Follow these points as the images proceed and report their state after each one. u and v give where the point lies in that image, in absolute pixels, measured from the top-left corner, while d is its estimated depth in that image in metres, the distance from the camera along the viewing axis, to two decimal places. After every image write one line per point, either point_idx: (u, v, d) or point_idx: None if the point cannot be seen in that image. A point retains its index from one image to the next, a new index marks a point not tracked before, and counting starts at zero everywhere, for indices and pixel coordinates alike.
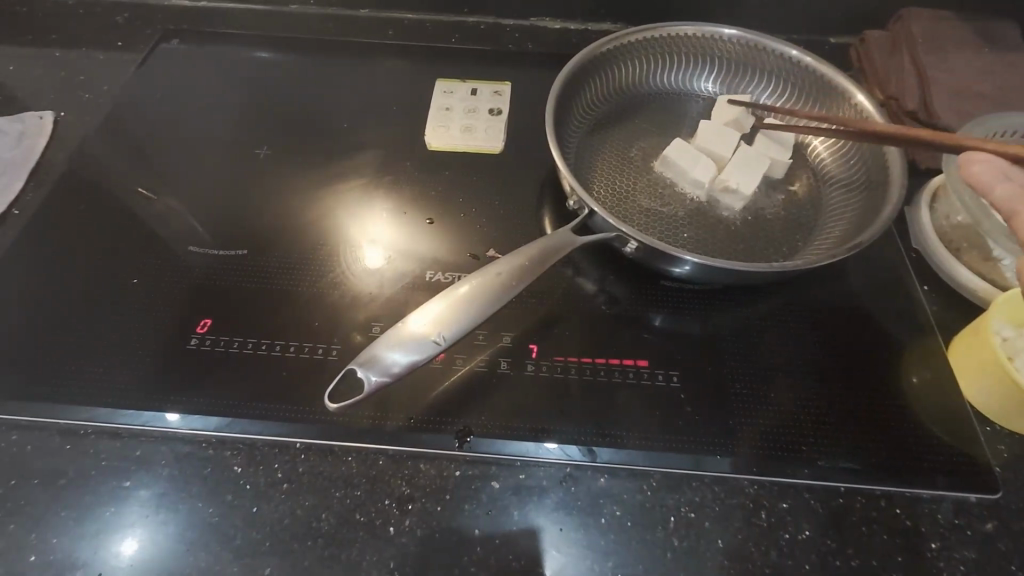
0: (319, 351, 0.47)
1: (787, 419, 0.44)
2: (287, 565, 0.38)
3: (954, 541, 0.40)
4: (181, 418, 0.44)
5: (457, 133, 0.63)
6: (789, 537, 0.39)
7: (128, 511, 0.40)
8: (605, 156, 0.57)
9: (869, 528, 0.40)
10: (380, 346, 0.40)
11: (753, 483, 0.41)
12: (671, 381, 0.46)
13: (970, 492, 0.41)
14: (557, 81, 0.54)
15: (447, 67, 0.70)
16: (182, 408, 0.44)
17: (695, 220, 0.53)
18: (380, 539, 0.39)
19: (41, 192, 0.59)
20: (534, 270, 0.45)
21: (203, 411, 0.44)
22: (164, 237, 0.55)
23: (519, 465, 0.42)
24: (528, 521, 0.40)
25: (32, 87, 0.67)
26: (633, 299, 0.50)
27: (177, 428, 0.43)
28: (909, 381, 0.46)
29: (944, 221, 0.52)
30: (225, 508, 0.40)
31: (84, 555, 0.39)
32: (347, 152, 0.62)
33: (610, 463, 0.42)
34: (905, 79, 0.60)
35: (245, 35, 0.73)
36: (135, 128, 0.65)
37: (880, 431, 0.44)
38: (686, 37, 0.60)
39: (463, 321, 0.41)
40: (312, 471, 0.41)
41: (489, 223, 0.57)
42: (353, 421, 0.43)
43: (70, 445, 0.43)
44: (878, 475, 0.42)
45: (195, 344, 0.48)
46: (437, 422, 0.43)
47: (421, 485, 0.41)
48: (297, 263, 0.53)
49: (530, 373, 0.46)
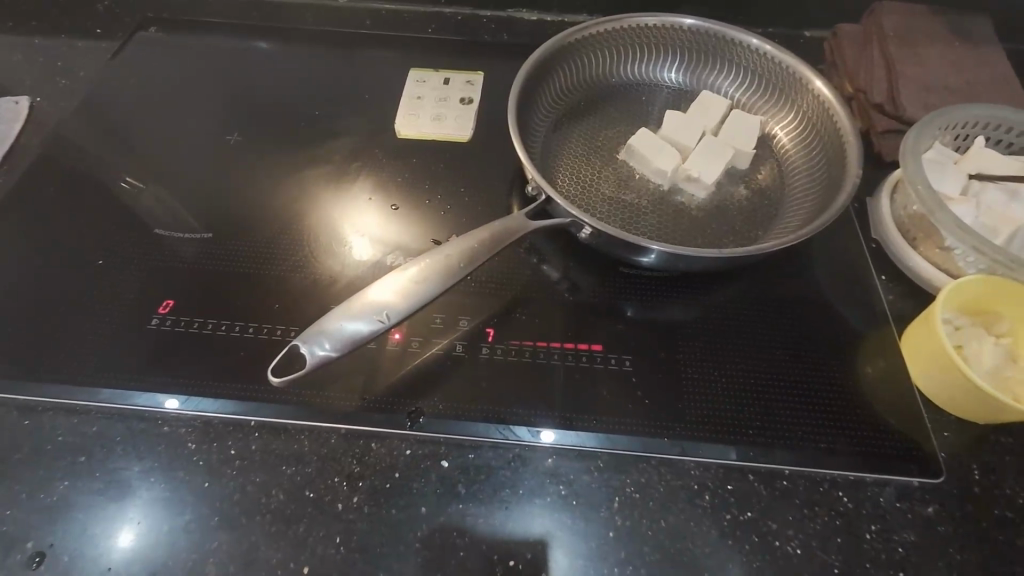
0: (278, 332, 0.48)
1: (736, 403, 0.44)
2: (237, 539, 0.39)
3: (895, 524, 0.40)
4: (182, 402, 0.44)
5: (427, 121, 0.64)
6: (731, 518, 0.40)
7: (84, 485, 0.41)
8: (571, 145, 0.58)
9: (811, 510, 0.40)
10: (328, 322, 0.40)
11: (698, 465, 0.42)
12: (623, 365, 0.46)
13: (913, 477, 0.42)
14: (522, 71, 0.55)
15: (422, 57, 0.70)
16: (182, 395, 0.44)
17: (656, 209, 0.53)
18: (328, 516, 0.40)
19: (13, 175, 0.59)
20: (487, 253, 0.45)
21: (199, 392, 0.44)
22: (131, 220, 0.56)
23: (468, 446, 0.42)
24: (475, 500, 0.40)
25: (10, 72, 0.68)
26: (591, 284, 0.51)
27: (178, 412, 0.44)
28: (861, 369, 0.47)
29: (902, 211, 0.52)
30: (178, 483, 0.41)
31: (38, 526, 0.39)
32: (318, 139, 0.63)
33: (558, 444, 0.42)
34: (872, 71, 0.60)
35: (225, 25, 0.74)
36: (109, 113, 0.65)
37: (828, 416, 0.44)
38: (652, 28, 0.61)
39: (413, 299, 0.42)
40: (265, 448, 0.42)
41: (454, 210, 0.57)
42: (308, 400, 0.43)
43: (29, 421, 0.44)
44: (822, 458, 0.42)
45: (156, 324, 0.48)
46: (389, 402, 0.44)
47: (370, 464, 0.41)
48: (263, 247, 0.54)
49: (485, 356, 0.46)
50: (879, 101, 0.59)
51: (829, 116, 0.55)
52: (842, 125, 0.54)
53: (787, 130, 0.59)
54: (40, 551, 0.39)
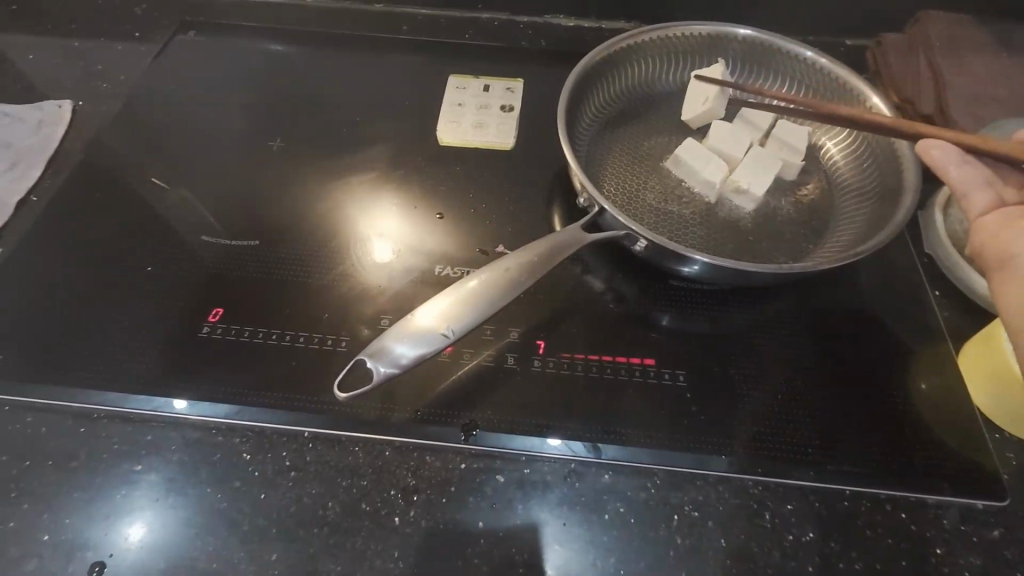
0: (328, 342, 0.48)
1: (793, 420, 0.44)
2: (295, 551, 0.39)
3: (961, 547, 0.39)
4: (189, 404, 0.44)
5: (468, 128, 0.63)
6: (792, 539, 0.39)
7: (140, 494, 0.41)
8: (617, 154, 0.57)
9: (874, 532, 0.40)
10: (388, 339, 0.40)
11: (757, 484, 0.41)
12: (677, 380, 0.46)
13: (976, 499, 0.41)
14: (571, 80, 0.54)
15: (459, 63, 0.70)
16: (189, 396, 0.45)
17: (705, 221, 0.53)
18: (385, 529, 0.39)
19: (58, 179, 0.59)
20: (543, 266, 0.45)
21: (209, 397, 0.45)
22: (177, 227, 0.56)
23: (524, 460, 0.42)
24: (532, 515, 0.40)
25: (53, 76, 0.68)
26: (643, 297, 0.50)
27: (185, 414, 0.44)
28: (918, 387, 0.46)
29: (958, 225, 0.51)
30: (234, 493, 0.41)
31: (96, 535, 0.39)
32: (359, 145, 0.63)
33: (615, 460, 0.42)
34: (921, 82, 0.60)
35: (261, 28, 0.74)
36: (151, 118, 0.65)
37: (887, 436, 0.43)
38: (700, 37, 0.60)
39: (473, 315, 0.42)
40: (320, 459, 0.42)
41: (498, 218, 0.57)
42: (362, 411, 0.43)
43: (83, 429, 0.44)
44: (885, 479, 0.41)
45: (206, 333, 0.48)
46: (444, 414, 0.43)
47: (426, 477, 0.41)
48: (309, 254, 0.54)
49: (537, 369, 0.46)
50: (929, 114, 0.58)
51: (882, 129, 0.55)
52: (896, 138, 0.53)
53: (836, 142, 0.58)
54: (99, 561, 0.39)
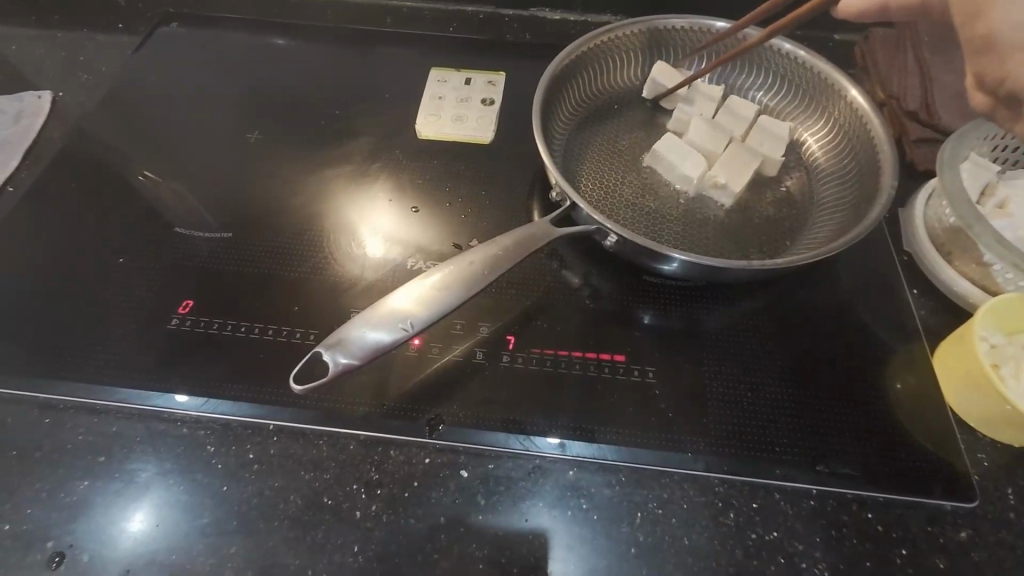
0: (296, 335, 0.47)
1: (761, 419, 0.43)
2: (254, 544, 0.39)
3: (926, 548, 0.39)
4: (193, 399, 0.44)
5: (448, 123, 0.63)
6: (756, 537, 0.39)
7: (103, 485, 0.41)
8: (595, 148, 0.57)
9: (838, 532, 0.39)
10: (349, 330, 0.40)
11: (723, 482, 0.41)
12: (646, 377, 0.45)
13: (945, 500, 0.40)
14: (547, 72, 0.54)
15: (442, 57, 0.69)
16: (194, 391, 0.44)
17: (683, 217, 0.52)
18: (347, 523, 0.39)
19: (36, 169, 0.59)
20: (509, 260, 0.44)
21: (212, 394, 0.44)
22: (151, 218, 0.55)
23: (488, 456, 0.42)
24: (494, 511, 0.40)
25: (35, 66, 0.68)
26: (616, 293, 0.50)
27: (189, 409, 0.43)
28: (892, 386, 0.45)
29: (936, 223, 0.51)
30: (197, 485, 0.41)
31: (57, 526, 0.39)
32: (338, 138, 0.63)
33: (580, 456, 0.41)
34: (908, 77, 0.59)
35: (246, 21, 0.74)
36: (132, 109, 0.65)
37: (858, 436, 0.43)
38: (679, 30, 0.59)
39: (436, 306, 0.41)
40: (282, 453, 0.42)
41: (475, 212, 0.57)
42: (327, 404, 0.43)
43: (49, 419, 0.44)
44: (851, 479, 0.41)
45: (175, 325, 0.48)
46: (409, 409, 0.43)
47: (389, 472, 0.41)
48: (283, 248, 0.53)
49: (505, 365, 0.45)
50: (914, 110, 0.57)
51: (862, 125, 0.54)
52: (876, 134, 0.52)
53: (817, 138, 0.57)
54: (59, 551, 0.39)
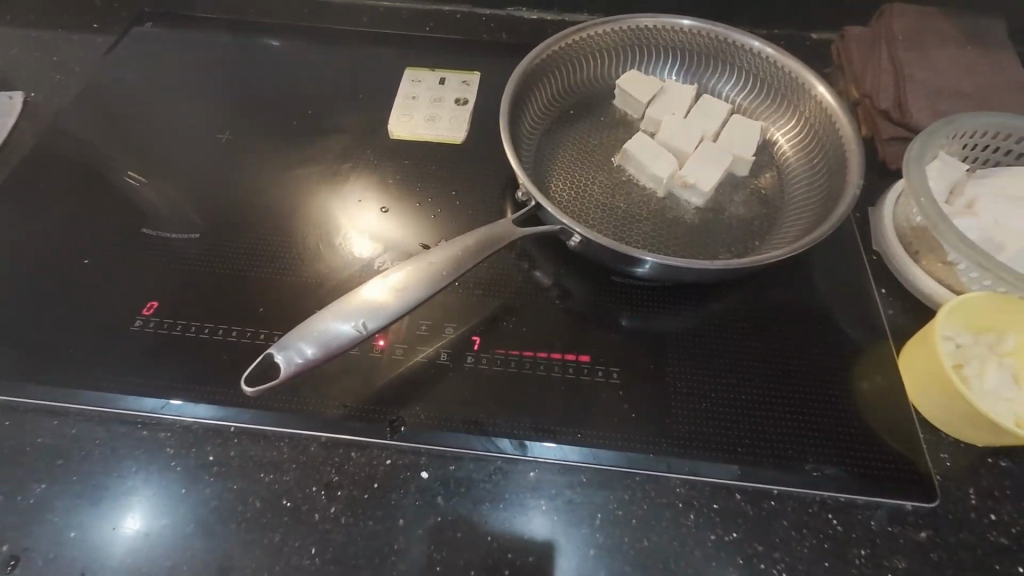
0: (261, 336, 0.47)
1: (724, 419, 0.43)
2: (212, 546, 0.38)
3: (886, 549, 0.39)
4: (154, 401, 0.44)
5: (421, 122, 0.63)
6: (716, 539, 0.39)
7: (62, 488, 0.41)
8: (566, 147, 0.56)
9: (798, 532, 0.39)
10: (307, 329, 0.40)
11: (684, 483, 0.41)
12: (611, 377, 0.45)
13: (906, 500, 0.40)
14: (516, 72, 0.53)
15: (418, 56, 0.69)
16: (156, 393, 0.44)
17: (652, 217, 0.52)
18: (305, 526, 0.39)
19: (6, 169, 0.59)
20: (473, 259, 0.44)
21: (173, 395, 0.44)
22: (119, 219, 0.55)
23: (450, 457, 0.41)
24: (453, 512, 0.40)
25: (8, 66, 0.68)
26: (584, 293, 0.50)
27: (151, 411, 0.43)
28: (858, 386, 0.45)
29: (904, 223, 0.51)
30: (156, 487, 0.40)
31: (14, 528, 0.39)
32: (311, 138, 0.62)
33: (541, 458, 0.41)
34: (881, 76, 0.59)
35: (222, 21, 0.74)
36: (104, 108, 0.65)
37: (821, 436, 0.43)
38: (651, 29, 0.59)
39: (395, 305, 0.41)
40: (243, 455, 0.42)
41: (446, 212, 0.56)
42: (288, 406, 0.43)
43: (10, 421, 0.43)
44: (813, 480, 0.41)
45: (139, 326, 0.48)
46: (371, 411, 0.43)
47: (350, 473, 0.41)
48: (251, 248, 0.53)
49: (470, 366, 0.45)
50: (886, 109, 0.57)
51: (831, 123, 0.54)
52: (845, 133, 0.52)
53: (789, 137, 0.57)
54: (15, 554, 0.38)
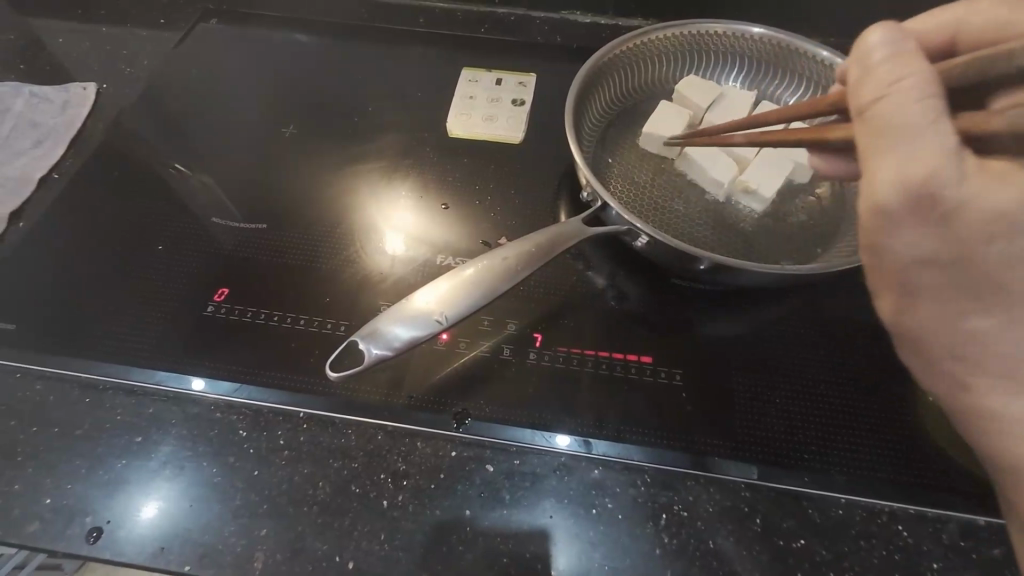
0: (327, 325, 0.48)
1: (789, 424, 0.43)
2: (283, 528, 0.39)
3: (958, 564, 0.38)
4: (226, 386, 0.45)
5: (478, 122, 0.64)
6: (783, 544, 0.39)
7: (139, 464, 0.42)
8: (625, 149, 0.57)
9: (867, 543, 0.39)
10: (382, 322, 0.41)
11: (749, 488, 0.41)
12: (673, 379, 0.45)
13: (979, 515, 0.40)
14: (580, 74, 0.54)
15: (473, 57, 0.70)
16: (227, 378, 0.45)
17: (713, 221, 0.52)
18: (373, 512, 0.40)
19: (80, 158, 0.61)
20: (543, 257, 0.45)
21: (244, 380, 0.45)
22: (188, 208, 0.57)
23: (514, 451, 0.42)
24: (518, 507, 0.40)
25: (80, 59, 0.71)
26: (642, 294, 0.50)
27: (223, 395, 0.45)
28: (925, 398, 0.45)
29: None
30: (229, 469, 0.42)
31: (95, 502, 0.41)
32: (370, 135, 0.64)
33: (605, 456, 0.42)
34: None
35: (283, 19, 0.76)
36: (171, 102, 0.67)
37: (888, 447, 0.42)
38: (714, 35, 0.59)
39: (471, 299, 0.42)
40: (312, 440, 0.43)
41: (503, 211, 0.57)
42: (356, 394, 0.44)
43: (90, 398, 0.45)
44: (880, 490, 0.40)
45: (211, 311, 0.49)
46: (436, 402, 0.44)
47: (416, 463, 0.42)
48: (315, 240, 0.54)
49: (532, 362, 0.46)
50: None
51: None
52: None
53: None
54: (96, 527, 0.40)
